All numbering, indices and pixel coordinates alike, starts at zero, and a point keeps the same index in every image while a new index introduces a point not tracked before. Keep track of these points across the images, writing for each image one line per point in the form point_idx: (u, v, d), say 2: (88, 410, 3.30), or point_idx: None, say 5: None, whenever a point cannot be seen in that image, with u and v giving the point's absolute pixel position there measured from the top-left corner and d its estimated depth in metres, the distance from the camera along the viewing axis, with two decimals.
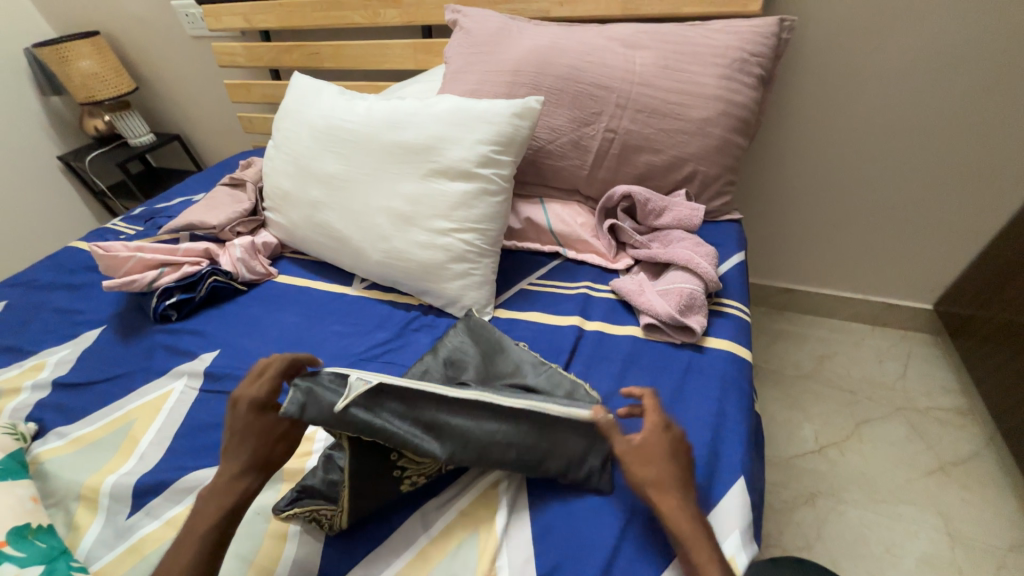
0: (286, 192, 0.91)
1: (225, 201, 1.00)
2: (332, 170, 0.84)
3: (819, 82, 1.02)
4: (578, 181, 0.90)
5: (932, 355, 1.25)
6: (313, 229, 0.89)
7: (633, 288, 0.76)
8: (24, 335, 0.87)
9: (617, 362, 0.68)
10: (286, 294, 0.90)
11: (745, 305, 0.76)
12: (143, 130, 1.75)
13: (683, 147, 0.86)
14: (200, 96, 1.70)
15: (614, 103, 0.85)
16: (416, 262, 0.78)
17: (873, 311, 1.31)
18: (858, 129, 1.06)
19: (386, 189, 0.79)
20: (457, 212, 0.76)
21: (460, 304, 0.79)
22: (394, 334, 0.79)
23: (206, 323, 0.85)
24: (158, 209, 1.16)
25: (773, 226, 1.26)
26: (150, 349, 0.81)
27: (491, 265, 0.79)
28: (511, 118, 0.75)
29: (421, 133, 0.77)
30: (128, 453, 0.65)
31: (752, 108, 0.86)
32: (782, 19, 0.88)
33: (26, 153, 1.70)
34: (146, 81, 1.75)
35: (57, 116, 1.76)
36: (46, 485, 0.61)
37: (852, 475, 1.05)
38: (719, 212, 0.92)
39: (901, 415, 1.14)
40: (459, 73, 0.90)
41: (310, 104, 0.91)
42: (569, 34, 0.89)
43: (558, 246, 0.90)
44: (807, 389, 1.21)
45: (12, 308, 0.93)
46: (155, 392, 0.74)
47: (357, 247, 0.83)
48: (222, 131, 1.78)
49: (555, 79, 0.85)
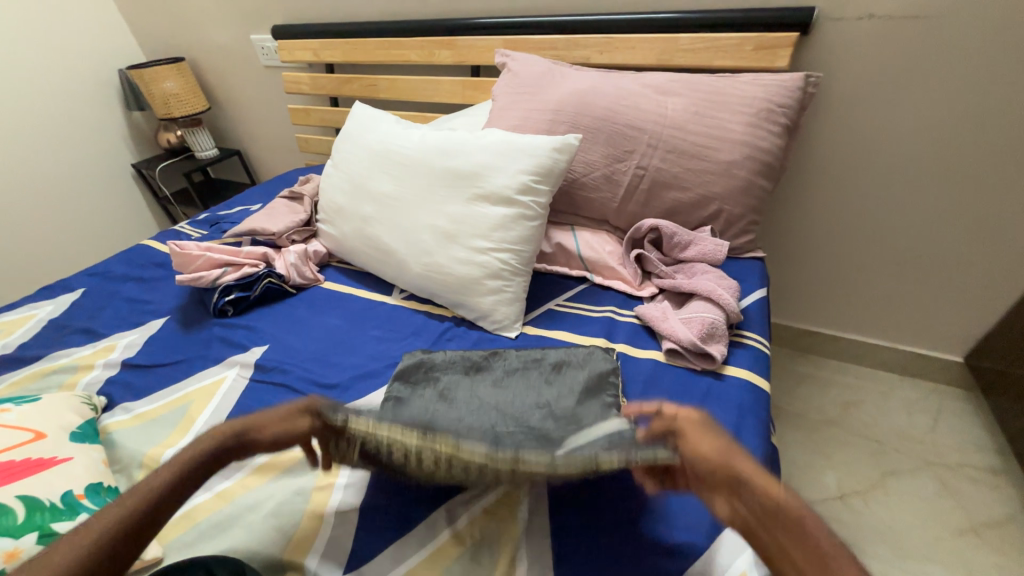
0: (340, 207, 1.01)
1: (283, 211, 1.11)
2: (384, 190, 0.93)
3: (845, 132, 1.07)
4: (609, 212, 0.96)
5: (963, 410, 1.22)
6: (362, 241, 0.97)
7: (657, 315, 0.80)
8: (98, 320, 0.97)
9: (639, 384, 0.71)
10: (331, 298, 0.98)
11: (765, 338, 0.79)
12: (210, 145, 1.92)
13: (709, 186, 0.91)
14: (263, 117, 1.87)
15: (646, 143, 0.91)
16: (454, 276, 0.85)
17: (900, 360, 1.30)
18: (884, 179, 1.09)
19: (433, 209, 0.87)
20: (496, 233, 0.82)
21: (491, 318, 0.84)
22: (428, 341, 0.85)
23: (258, 319, 0.94)
24: (221, 216, 1.27)
25: (797, 267, 1.28)
26: (208, 340, 0.89)
27: (523, 283, 0.85)
28: (552, 152, 0.82)
29: (468, 161, 0.85)
30: (185, 430, 0.71)
31: (777, 154, 0.91)
32: (809, 75, 0.94)
33: (107, 160, 1.89)
34: (217, 102, 1.93)
35: (136, 129, 1.96)
36: (113, 452, 0.68)
37: (876, 527, 1.02)
38: (743, 250, 0.96)
39: (930, 471, 1.12)
40: (504, 110, 0.99)
41: (369, 130, 1.02)
42: (607, 79, 0.97)
43: (586, 271, 0.96)
44: (830, 436, 1.20)
45: (89, 295, 1.04)
46: (211, 378, 0.81)
47: (401, 260, 0.90)
48: (279, 149, 1.94)
49: (592, 119, 0.93)
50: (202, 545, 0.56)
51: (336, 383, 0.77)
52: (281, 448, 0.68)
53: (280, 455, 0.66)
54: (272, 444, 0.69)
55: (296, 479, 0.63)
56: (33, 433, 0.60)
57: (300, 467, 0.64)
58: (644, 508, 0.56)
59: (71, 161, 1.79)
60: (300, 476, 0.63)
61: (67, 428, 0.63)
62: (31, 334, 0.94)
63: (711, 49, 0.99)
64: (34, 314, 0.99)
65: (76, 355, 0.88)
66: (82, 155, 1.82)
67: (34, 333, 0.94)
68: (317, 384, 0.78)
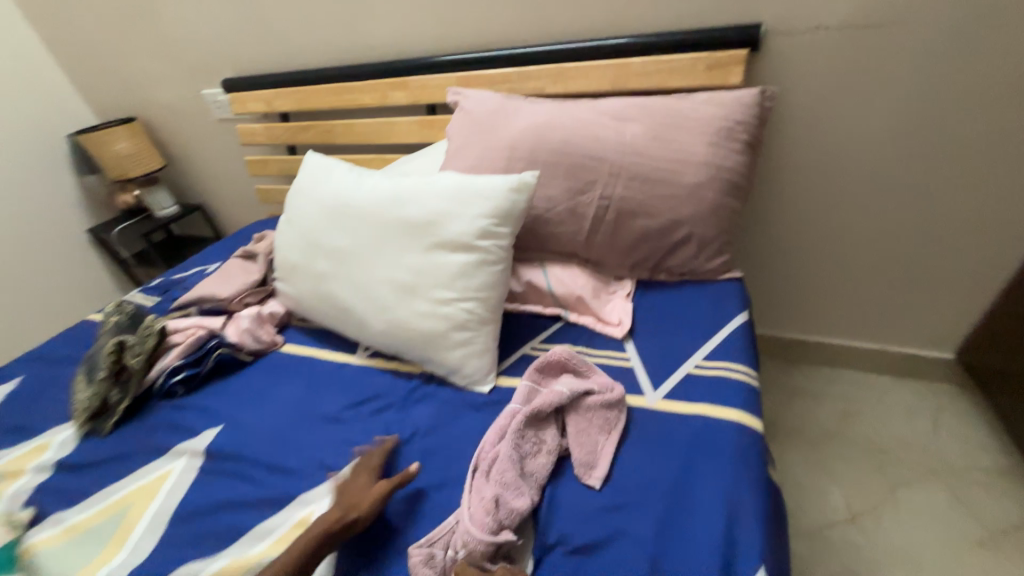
0: (294, 264, 0.95)
1: (236, 273, 1.04)
2: (337, 244, 0.87)
3: (807, 143, 1.05)
4: (577, 245, 0.92)
5: (961, 410, 1.18)
6: (319, 299, 0.91)
7: (552, 367, 0.74)
8: (35, 411, 0.88)
9: (630, 438, 0.66)
10: (291, 363, 0.91)
11: (753, 370, 0.75)
12: (168, 202, 1.86)
13: (677, 211, 0.88)
14: (223, 170, 1.82)
15: (607, 173, 0.88)
16: (418, 332, 0.79)
17: (893, 361, 1.27)
18: (853, 185, 1.07)
19: (389, 262, 0.81)
20: (458, 283, 0.77)
21: (460, 374, 0.78)
22: (395, 404, 0.78)
23: (210, 398, 0.85)
24: (175, 279, 1.20)
25: (779, 279, 1.25)
26: (153, 427, 0.81)
27: (493, 333, 0.79)
28: (509, 193, 0.78)
29: (422, 210, 0.80)
30: (120, 544, 0.64)
31: (742, 172, 0.89)
32: (763, 90, 0.92)
33: (61, 226, 1.81)
34: (175, 158, 1.88)
35: (91, 192, 1.89)
36: None
37: (890, 548, 0.96)
38: (720, 271, 0.93)
39: (937, 478, 1.06)
40: (460, 149, 0.96)
41: (320, 181, 0.97)
42: (562, 110, 0.94)
43: (560, 309, 0.91)
44: (831, 449, 1.15)
45: (25, 383, 0.95)
46: (155, 473, 0.73)
47: (361, 317, 0.85)
48: (241, 200, 1.88)
49: (550, 153, 0.89)
50: None
51: (296, 469, 0.70)
52: (230, 556, 0.61)
53: (230, 564, 0.59)
54: (221, 551, 0.61)
55: None
56: None
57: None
58: None
59: (19, 230, 1.71)
60: None
61: None
62: None
63: (664, 72, 0.98)
64: None
65: (4, 459, 0.79)
66: (33, 224, 1.74)
67: None
68: (275, 469, 0.70)
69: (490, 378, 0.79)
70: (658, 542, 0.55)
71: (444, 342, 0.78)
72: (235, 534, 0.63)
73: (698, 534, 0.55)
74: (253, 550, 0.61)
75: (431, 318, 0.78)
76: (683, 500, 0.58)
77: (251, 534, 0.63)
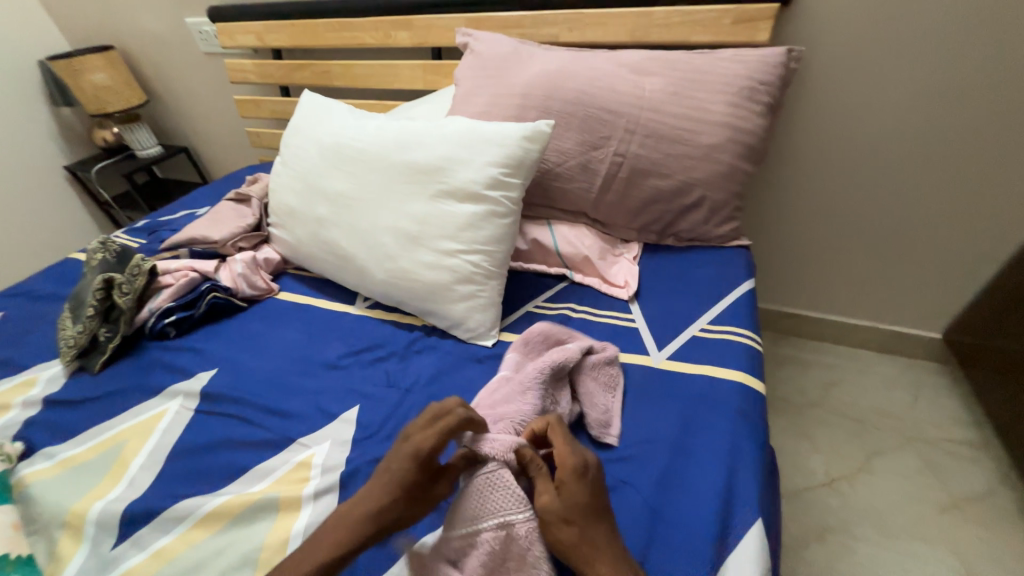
0: (290, 208, 0.91)
1: (228, 216, 0.99)
2: (337, 188, 0.83)
3: (826, 111, 1.02)
4: (586, 204, 0.89)
5: (942, 386, 1.22)
6: (317, 246, 0.88)
7: (536, 341, 0.72)
8: (19, 348, 0.85)
9: (632, 395, 0.67)
10: (288, 310, 0.89)
11: (756, 335, 0.75)
12: (151, 142, 1.75)
13: (691, 172, 0.85)
14: (210, 110, 1.71)
15: (623, 128, 0.84)
16: (421, 282, 0.77)
17: (882, 338, 1.30)
18: (866, 158, 1.05)
19: (394, 209, 0.78)
20: (464, 234, 0.75)
21: (464, 327, 0.77)
22: (396, 354, 0.77)
23: (205, 341, 0.83)
24: (162, 221, 1.15)
25: (781, 252, 1.25)
26: (146, 367, 0.79)
27: (498, 287, 0.78)
28: (521, 141, 0.74)
29: (429, 155, 0.77)
30: (117, 477, 0.63)
31: (760, 135, 0.86)
32: (790, 49, 0.87)
33: (35, 162, 1.71)
34: (157, 94, 1.76)
35: (67, 126, 1.78)
36: (29, 511, 0.60)
37: (864, 510, 1.02)
38: (728, 238, 0.92)
39: (913, 448, 1.11)
40: (469, 95, 0.91)
41: (318, 121, 0.92)
42: (579, 58, 0.89)
43: (565, 268, 0.90)
44: (816, 418, 1.19)
45: (7, 320, 0.91)
46: (149, 412, 0.72)
47: (362, 266, 0.82)
48: (230, 144, 1.79)
49: (565, 104, 0.85)
50: None
51: (294, 413, 0.69)
52: (231, 492, 0.60)
53: (230, 500, 0.58)
54: (221, 487, 0.61)
55: (246, 532, 0.55)
56: None
57: (250, 514, 0.56)
58: (641, 534, 0.52)
59: None
60: (252, 527, 0.56)
61: None
62: None
63: (688, 23, 0.92)
64: None
65: None
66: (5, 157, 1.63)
67: None
68: (274, 413, 0.69)
69: (493, 332, 0.78)
70: (659, 490, 0.56)
71: (446, 294, 0.76)
72: (235, 472, 0.62)
73: (699, 485, 0.55)
74: (254, 488, 0.60)
75: (434, 269, 0.76)
76: (683, 453, 0.59)
77: (251, 472, 0.62)
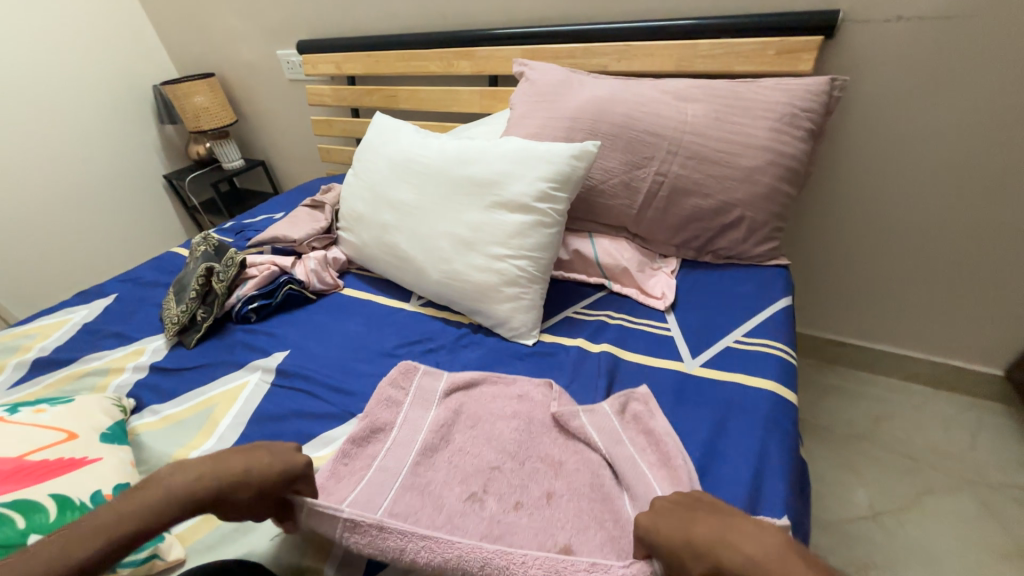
0: (360, 215, 1.02)
1: (305, 219, 1.13)
2: (402, 198, 0.94)
3: (873, 137, 1.03)
4: (627, 219, 0.95)
5: (1005, 428, 1.15)
6: (381, 249, 0.98)
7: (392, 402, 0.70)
8: (130, 324, 1.00)
9: (668, 396, 0.70)
10: (351, 304, 1.00)
11: (791, 349, 0.77)
12: (236, 156, 1.98)
13: (731, 193, 0.89)
14: (288, 128, 1.93)
15: (666, 150, 0.90)
16: (472, 283, 0.85)
17: (937, 372, 1.24)
18: (916, 184, 1.04)
19: (451, 217, 0.87)
20: (514, 241, 0.82)
21: (508, 326, 0.84)
22: (445, 347, 0.85)
23: (279, 326, 0.95)
24: (246, 223, 1.31)
25: (825, 275, 1.24)
26: (232, 345, 0.91)
27: (541, 291, 0.85)
28: (570, 159, 0.82)
29: (486, 170, 0.86)
30: (209, 433, 0.73)
31: (801, 159, 0.89)
32: (834, 79, 0.91)
33: (141, 171, 1.98)
34: (245, 115, 2.00)
35: (168, 141, 2.04)
36: (140, 454, 0.71)
37: (910, 548, 0.97)
38: (766, 257, 0.94)
39: (970, 490, 1.05)
40: (523, 118, 1.00)
41: (389, 139, 1.04)
42: (626, 86, 0.96)
43: (604, 278, 0.95)
44: (860, 450, 1.15)
45: (121, 299, 1.07)
46: (234, 382, 0.83)
47: (420, 267, 0.91)
48: (303, 159, 1.99)
49: (611, 127, 0.92)
50: (224, 548, 0.57)
51: (353, 391, 0.78)
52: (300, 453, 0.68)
53: None
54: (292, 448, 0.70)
55: None
56: (67, 433, 0.64)
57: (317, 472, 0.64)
58: None
59: (108, 171, 1.87)
60: None
61: (99, 429, 0.67)
62: (66, 339, 0.97)
63: (732, 55, 0.98)
64: (70, 317, 1.03)
65: (108, 358, 0.91)
66: (118, 166, 1.90)
67: (70, 337, 0.98)
68: (337, 390, 0.79)
69: (534, 333, 0.85)
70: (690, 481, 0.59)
71: (494, 295, 0.84)
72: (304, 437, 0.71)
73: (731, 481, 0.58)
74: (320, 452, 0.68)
75: (484, 272, 0.84)
76: (716, 452, 0.62)
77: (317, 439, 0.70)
